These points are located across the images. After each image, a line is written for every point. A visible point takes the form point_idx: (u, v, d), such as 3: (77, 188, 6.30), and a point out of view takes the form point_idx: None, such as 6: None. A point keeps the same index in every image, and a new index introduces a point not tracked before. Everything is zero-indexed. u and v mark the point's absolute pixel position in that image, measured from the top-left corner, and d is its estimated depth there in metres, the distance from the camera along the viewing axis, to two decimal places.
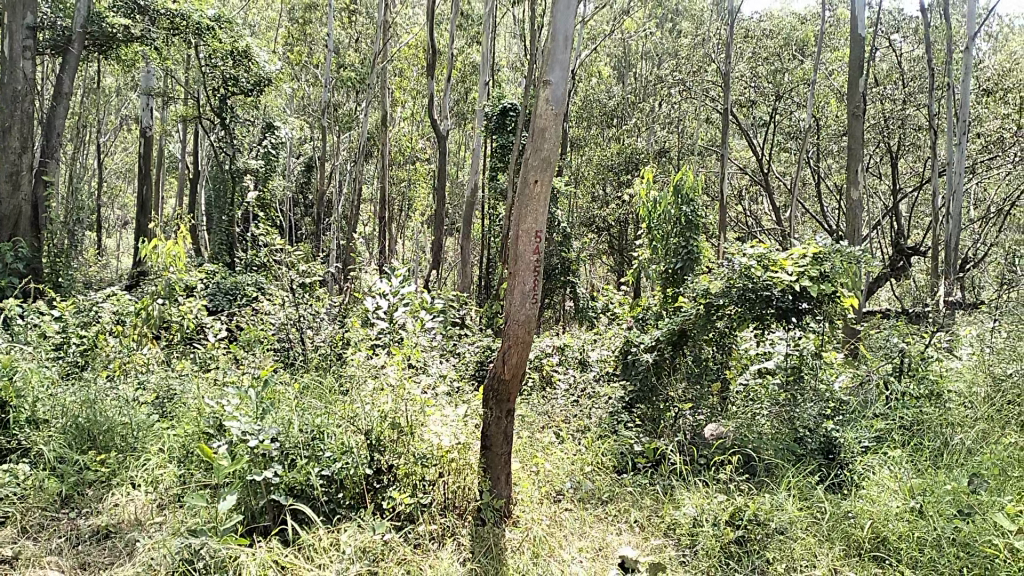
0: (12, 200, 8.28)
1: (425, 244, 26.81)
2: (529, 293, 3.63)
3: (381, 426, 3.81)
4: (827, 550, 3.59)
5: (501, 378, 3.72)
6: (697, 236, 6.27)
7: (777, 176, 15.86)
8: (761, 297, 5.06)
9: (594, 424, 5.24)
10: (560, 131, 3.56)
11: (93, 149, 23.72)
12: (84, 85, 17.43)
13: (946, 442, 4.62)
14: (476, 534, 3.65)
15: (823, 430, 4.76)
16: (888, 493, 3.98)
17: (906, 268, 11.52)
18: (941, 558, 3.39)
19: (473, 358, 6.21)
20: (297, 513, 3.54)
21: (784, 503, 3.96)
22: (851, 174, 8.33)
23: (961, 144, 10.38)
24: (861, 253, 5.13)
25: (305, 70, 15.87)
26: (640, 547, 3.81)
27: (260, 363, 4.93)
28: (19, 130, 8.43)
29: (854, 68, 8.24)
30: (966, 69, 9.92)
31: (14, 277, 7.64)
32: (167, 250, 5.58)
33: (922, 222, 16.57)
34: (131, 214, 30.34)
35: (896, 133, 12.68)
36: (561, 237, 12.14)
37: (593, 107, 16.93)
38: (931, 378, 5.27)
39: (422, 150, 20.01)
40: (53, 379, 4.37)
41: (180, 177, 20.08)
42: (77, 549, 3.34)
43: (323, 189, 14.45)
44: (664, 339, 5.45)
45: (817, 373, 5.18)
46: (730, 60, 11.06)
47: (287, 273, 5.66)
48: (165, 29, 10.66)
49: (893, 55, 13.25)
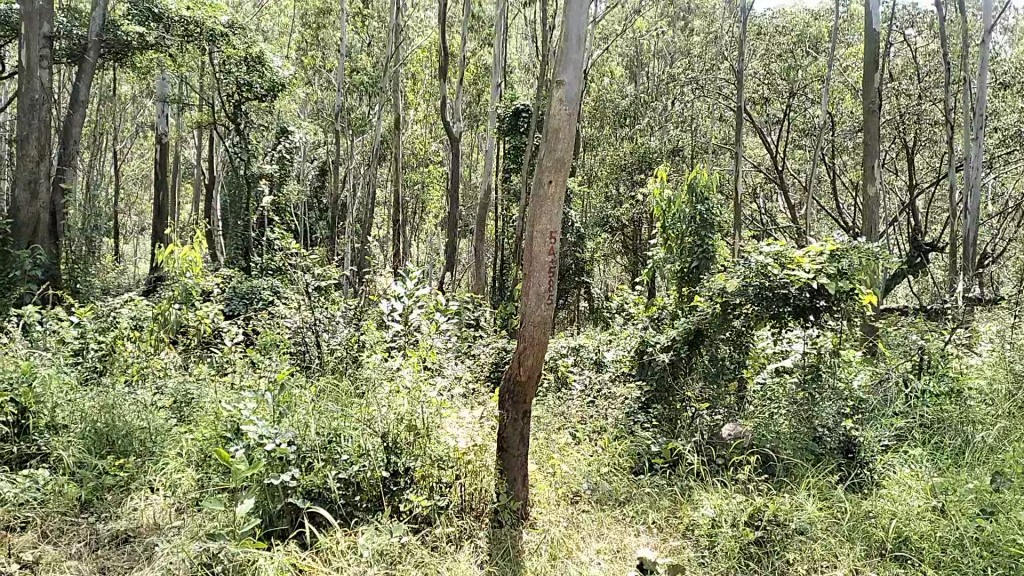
0: (30, 208, 8.41)
1: (438, 246, 26.89)
2: (544, 294, 3.62)
3: (398, 428, 3.84)
4: (848, 551, 3.54)
5: (517, 381, 3.72)
6: (712, 234, 6.25)
7: (792, 173, 15.71)
8: (778, 295, 5.00)
9: (611, 425, 5.22)
10: (574, 131, 3.54)
11: (109, 156, 24.06)
12: (101, 93, 17.69)
13: (968, 440, 4.59)
14: (493, 536, 3.63)
15: (843, 429, 4.66)
16: (909, 492, 3.92)
17: (923, 264, 11.33)
18: (966, 558, 3.32)
19: (488, 359, 6.20)
20: (315, 516, 3.57)
21: (804, 503, 3.89)
22: (868, 170, 8.26)
23: (978, 138, 10.19)
24: (879, 250, 5.11)
25: (319, 75, 16.06)
26: (659, 548, 3.79)
27: (276, 367, 4.98)
28: (37, 139, 8.54)
29: (869, 63, 8.16)
30: (983, 63, 9.71)
31: (33, 283, 7.76)
32: (182, 255, 5.71)
33: (939, 218, 16.36)
34: (147, 220, 30.60)
35: (911, 128, 12.54)
36: (575, 238, 12.09)
37: (607, 106, 16.51)
38: (951, 376, 5.22)
39: (434, 151, 20.11)
40: (72, 384, 4.42)
41: (195, 183, 20.30)
42: (97, 553, 3.36)
43: (336, 193, 14.57)
44: (680, 339, 5.38)
45: (836, 371, 5.05)
46: (744, 57, 10.85)
47: (303, 276, 5.84)
48: (179, 36, 10.87)
49: (908, 50, 13.08)
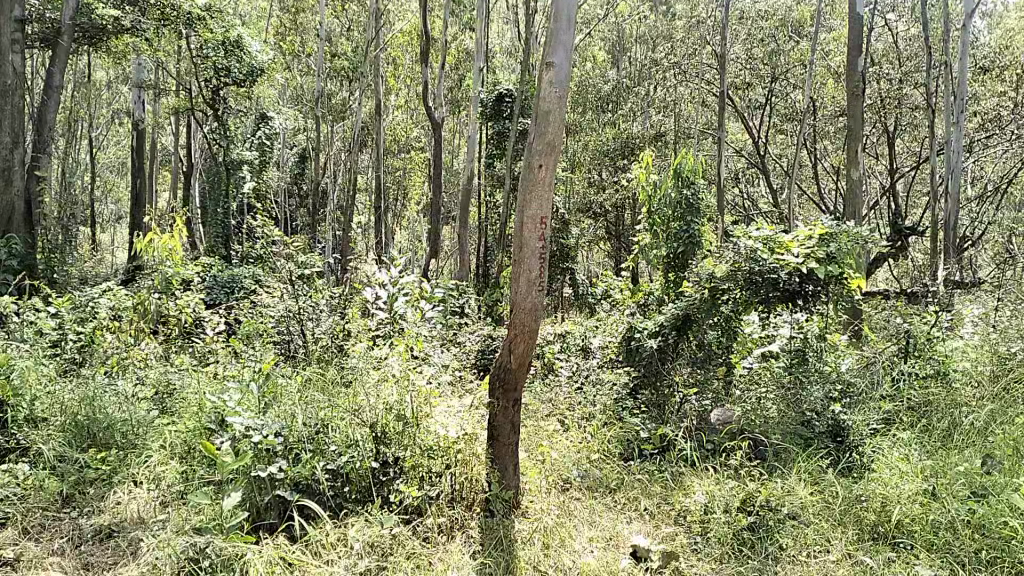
0: (5, 196, 8.10)
1: (421, 234, 26.69)
2: (535, 280, 3.57)
3: (387, 418, 3.76)
4: (840, 535, 3.57)
5: (507, 369, 3.67)
6: (698, 219, 6.21)
7: (774, 158, 15.79)
8: (767, 280, 5.04)
9: (599, 411, 5.20)
10: (564, 113, 3.47)
11: (84, 143, 23.47)
12: (74, 78, 17.16)
13: (955, 423, 4.67)
14: (485, 526, 3.61)
15: (831, 413, 4.69)
16: (900, 475, 3.98)
17: (903, 248, 11.49)
18: (958, 540, 3.38)
19: (474, 346, 6.15)
20: (304, 508, 3.51)
21: (795, 487, 3.93)
22: (851, 155, 8.29)
23: (958, 123, 10.18)
24: (867, 233, 5.13)
25: (298, 59, 15.73)
26: (651, 535, 3.78)
27: (260, 357, 4.88)
28: (10, 124, 8.21)
29: (852, 48, 8.16)
30: (964, 48, 9.72)
31: (8, 274, 7.53)
32: (162, 244, 5.68)
33: (918, 201, 16.57)
34: (125, 209, 29.91)
35: (891, 112, 12.64)
36: (560, 224, 12.05)
37: (589, 91, 16.31)
38: (937, 358, 5.29)
39: (416, 137, 19.87)
40: (51, 376, 4.28)
41: (173, 170, 19.85)
42: (80, 549, 3.27)
43: (318, 180, 14.31)
44: (668, 324, 5.33)
45: (822, 356, 5.14)
46: (726, 42, 10.77)
47: (285, 264, 5.74)
48: (156, 20, 10.10)
49: (888, 35, 13.14)
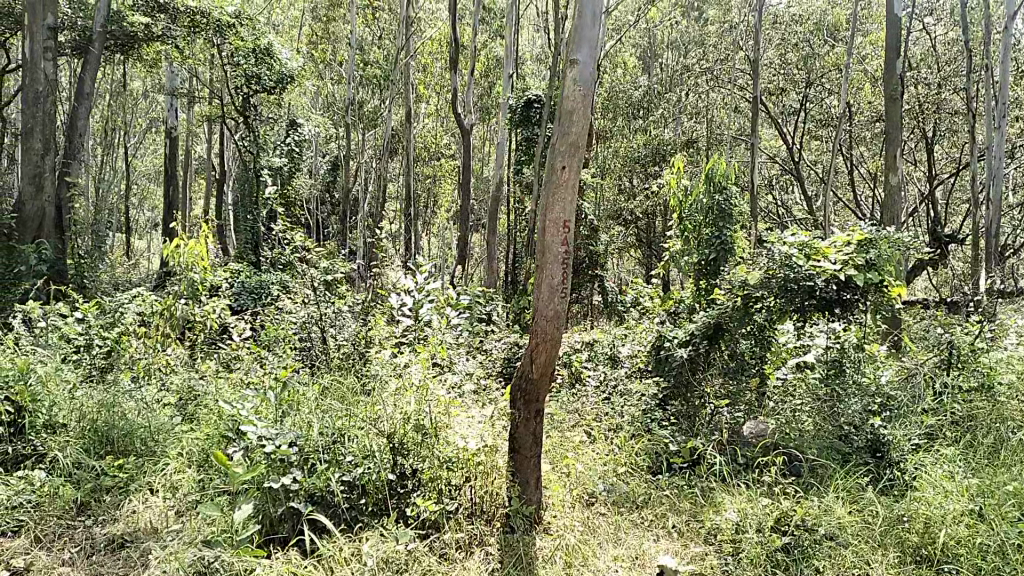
0: (36, 202, 8.30)
1: (449, 242, 26.73)
2: (557, 287, 3.43)
3: (404, 428, 3.65)
4: (881, 559, 3.32)
5: (528, 379, 3.54)
6: (730, 225, 5.99)
7: (809, 164, 15.33)
8: (803, 288, 4.74)
9: (627, 423, 4.96)
10: (589, 113, 3.34)
11: (121, 152, 24.05)
12: (112, 89, 17.63)
13: (1002, 439, 4.40)
14: (505, 543, 3.47)
15: (871, 427, 4.43)
16: (945, 494, 3.71)
17: (944, 255, 11.03)
18: (1007, 566, 3.12)
19: (499, 355, 6.02)
20: (317, 522, 3.41)
21: (832, 506, 3.67)
22: (891, 161, 7.94)
23: (1000, 127, 9.61)
24: (910, 240, 4.82)
25: (329, 68, 15.94)
26: (679, 554, 3.57)
27: (281, 363, 4.84)
28: (41, 132, 8.42)
29: (893, 51, 7.82)
30: (1004, 51, 9.15)
31: (38, 279, 7.64)
32: (189, 249, 5.79)
33: (960, 209, 15.92)
34: (160, 216, 30.54)
35: (930, 118, 12.18)
36: (588, 231, 11.86)
37: (619, 97, 16.11)
38: (981, 370, 5.00)
39: (445, 146, 19.94)
40: (74, 382, 4.30)
41: (206, 178, 20.21)
42: (91, 559, 3.22)
43: (348, 187, 14.38)
44: (699, 333, 5.13)
45: (860, 367, 4.85)
46: (759, 47, 10.28)
47: (310, 270, 5.82)
48: (185, 27, 10.47)
49: (927, 39, 12.64)
